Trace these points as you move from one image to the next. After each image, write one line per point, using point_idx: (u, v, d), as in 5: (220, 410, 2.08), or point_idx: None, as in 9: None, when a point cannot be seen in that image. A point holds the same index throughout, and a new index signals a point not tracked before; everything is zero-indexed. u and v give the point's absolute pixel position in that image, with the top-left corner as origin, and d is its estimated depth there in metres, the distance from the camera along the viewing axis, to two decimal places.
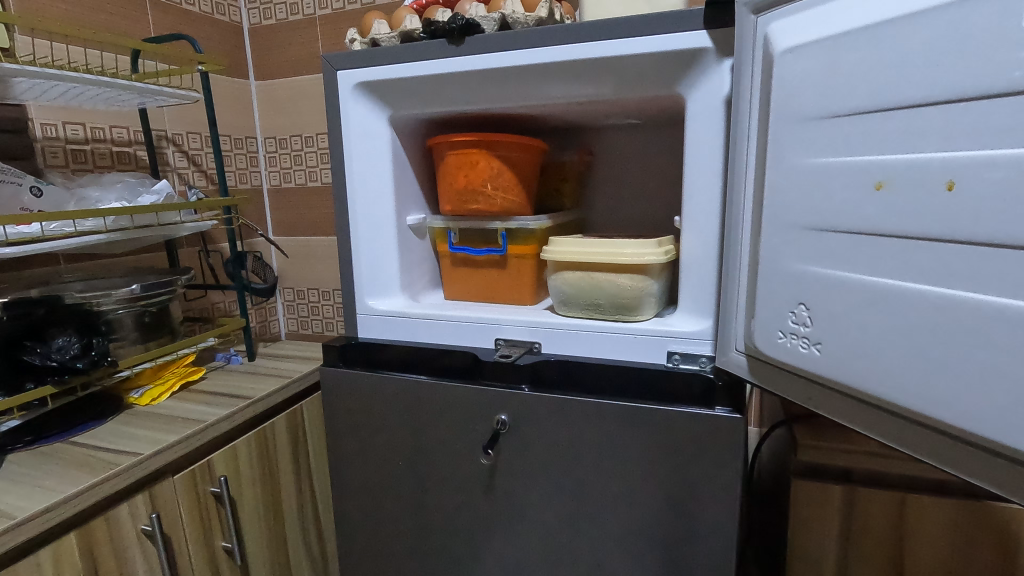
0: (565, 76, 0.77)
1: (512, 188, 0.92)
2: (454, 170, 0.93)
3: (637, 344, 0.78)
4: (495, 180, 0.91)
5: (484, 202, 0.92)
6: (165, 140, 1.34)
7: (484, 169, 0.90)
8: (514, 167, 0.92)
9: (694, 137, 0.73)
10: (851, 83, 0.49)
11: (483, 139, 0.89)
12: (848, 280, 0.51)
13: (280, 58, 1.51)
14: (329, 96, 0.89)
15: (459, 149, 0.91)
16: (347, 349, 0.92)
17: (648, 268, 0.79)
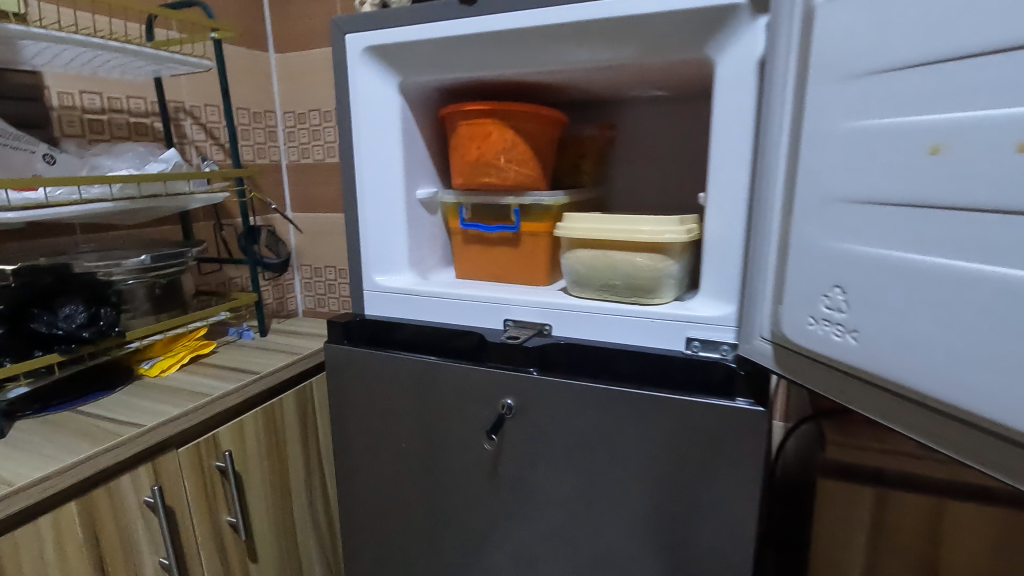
0: (585, 38, 0.71)
1: (526, 161, 0.87)
2: (466, 142, 0.88)
3: (654, 329, 0.73)
4: (508, 153, 0.86)
5: (497, 175, 0.87)
6: (183, 112, 1.33)
7: (497, 141, 0.86)
8: (529, 139, 0.87)
9: (722, 104, 0.67)
10: (905, 32, 0.43)
11: (496, 107, 0.84)
12: (893, 259, 0.45)
13: (299, 30, 1.48)
14: (337, 62, 0.85)
15: (471, 119, 0.86)
16: (352, 326, 0.89)
17: (668, 247, 0.73)
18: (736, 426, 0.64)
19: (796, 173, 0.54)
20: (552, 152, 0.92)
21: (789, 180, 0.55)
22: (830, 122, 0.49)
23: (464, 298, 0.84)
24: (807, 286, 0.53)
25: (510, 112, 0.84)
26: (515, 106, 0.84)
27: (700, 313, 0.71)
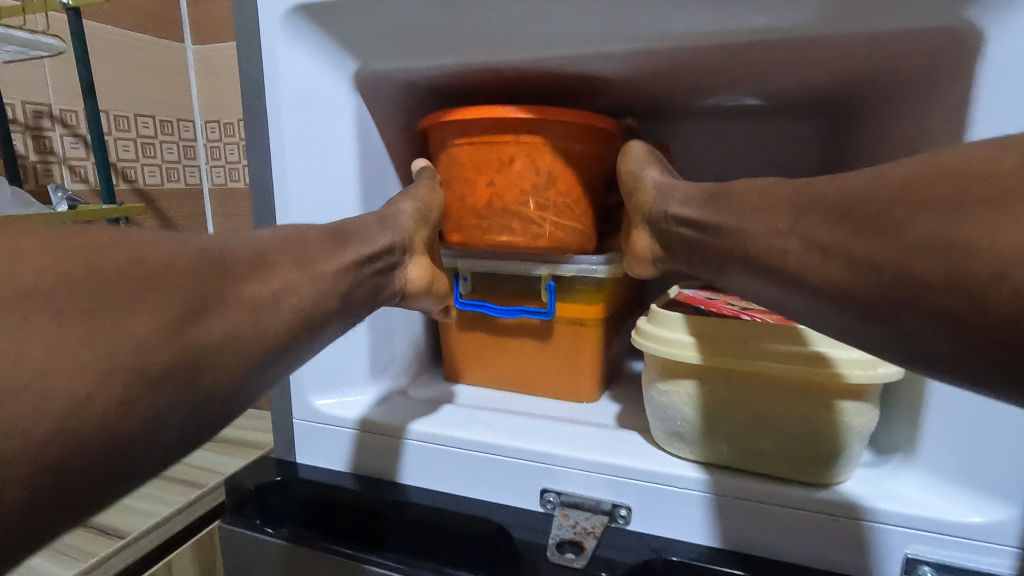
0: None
1: (572, 209, 0.52)
2: (468, 173, 0.52)
3: (846, 541, 0.39)
4: (543, 192, 0.51)
5: (524, 232, 0.52)
6: (48, 119, 0.94)
7: (525, 173, 0.50)
8: (575, 171, 0.52)
9: (999, 122, 0.35)
10: None
11: (525, 115, 0.49)
12: None
13: (224, 13, 1.09)
14: (246, 34, 0.48)
15: (478, 135, 0.51)
16: (269, 494, 0.51)
17: (863, 388, 0.40)
18: None
19: None
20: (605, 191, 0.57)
21: None
22: None
23: (471, 449, 0.48)
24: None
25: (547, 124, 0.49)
26: (555, 113, 0.49)
27: (944, 521, 0.38)
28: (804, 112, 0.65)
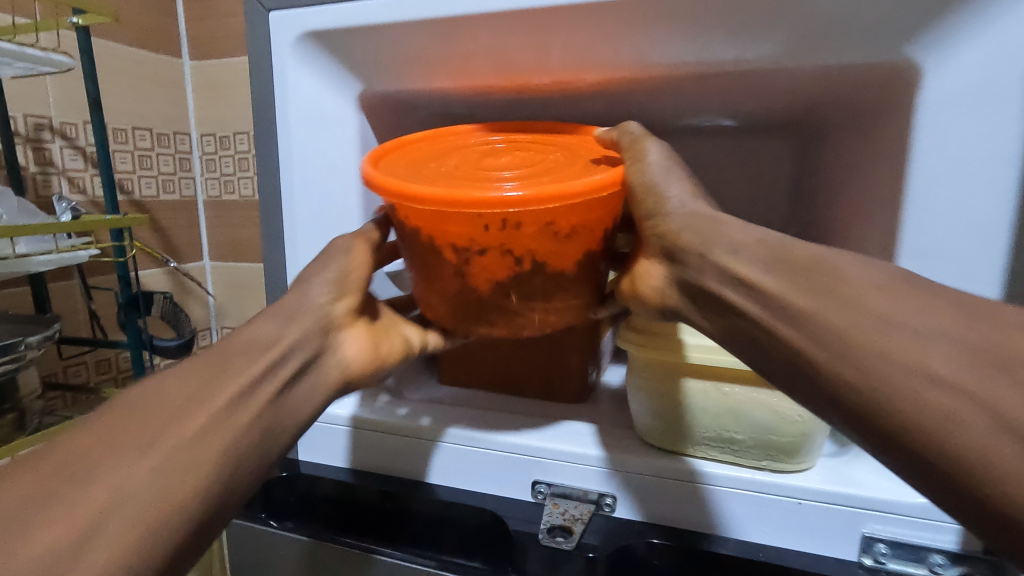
0: (692, 26, 0.42)
1: (566, 291, 0.44)
2: (429, 269, 0.44)
3: (806, 522, 0.43)
4: (525, 284, 0.42)
5: (508, 327, 0.45)
6: (48, 131, 0.96)
7: (500, 264, 0.42)
8: (564, 246, 0.42)
9: (935, 141, 0.39)
10: None
11: (489, 199, 0.38)
12: None
13: (222, 30, 1.13)
14: (257, 56, 0.52)
15: (434, 221, 0.41)
16: (273, 489, 0.54)
17: None
18: None
19: None
20: (611, 218, 0.44)
21: None
22: None
23: (466, 443, 0.52)
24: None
25: (520, 204, 0.38)
26: (526, 193, 0.38)
27: (891, 501, 0.41)
28: (774, 132, 0.70)
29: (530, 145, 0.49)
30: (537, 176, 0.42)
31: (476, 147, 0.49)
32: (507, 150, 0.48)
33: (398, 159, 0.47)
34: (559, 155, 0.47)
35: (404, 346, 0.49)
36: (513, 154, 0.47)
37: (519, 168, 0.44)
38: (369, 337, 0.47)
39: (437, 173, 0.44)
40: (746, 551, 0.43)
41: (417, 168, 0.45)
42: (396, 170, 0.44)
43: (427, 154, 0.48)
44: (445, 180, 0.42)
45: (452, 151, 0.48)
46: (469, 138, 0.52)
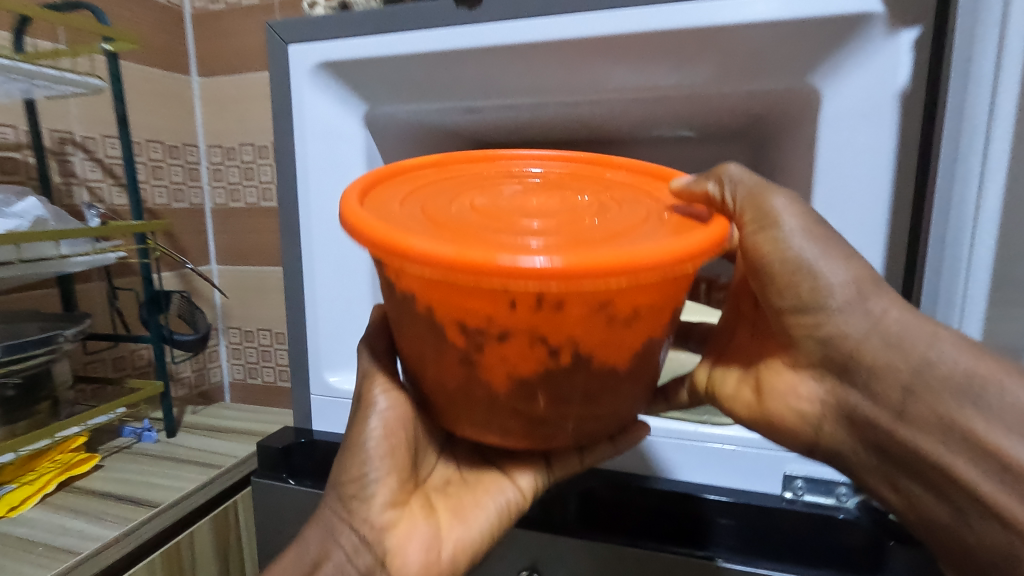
0: (634, 59, 0.51)
1: (611, 387, 0.39)
2: (434, 350, 0.39)
3: (738, 462, 0.53)
4: (557, 381, 0.37)
5: (530, 434, 0.39)
6: (71, 145, 1.04)
7: (530, 355, 0.36)
8: (615, 335, 0.36)
9: (833, 149, 0.47)
10: None
11: (525, 270, 0.30)
12: None
13: (227, 49, 1.22)
14: (276, 83, 0.61)
15: (446, 293, 0.34)
16: (293, 453, 0.63)
17: None
18: None
19: None
20: (675, 300, 0.38)
21: None
22: None
23: None
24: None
25: (566, 280, 0.30)
26: (579, 261, 0.30)
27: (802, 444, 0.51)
28: (726, 143, 0.79)
29: (566, 189, 0.44)
30: (584, 237, 0.35)
31: (502, 185, 0.44)
32: (537, 192, 0.43)
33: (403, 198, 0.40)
34: (608, 206, 0.41)
35: (460, 534, 0.48)
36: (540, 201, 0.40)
37: (558, 220, 0.37)
38: (421, 537, 0.47)
39: (453, 220, 0.37)
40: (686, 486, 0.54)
41: (425, 211, 0.38)
42: (393, 214, 0.37)
43: (438, 191, 0.42)
44: (459, 232, 0.35)
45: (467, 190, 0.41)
46: (491, 175, 0.47)
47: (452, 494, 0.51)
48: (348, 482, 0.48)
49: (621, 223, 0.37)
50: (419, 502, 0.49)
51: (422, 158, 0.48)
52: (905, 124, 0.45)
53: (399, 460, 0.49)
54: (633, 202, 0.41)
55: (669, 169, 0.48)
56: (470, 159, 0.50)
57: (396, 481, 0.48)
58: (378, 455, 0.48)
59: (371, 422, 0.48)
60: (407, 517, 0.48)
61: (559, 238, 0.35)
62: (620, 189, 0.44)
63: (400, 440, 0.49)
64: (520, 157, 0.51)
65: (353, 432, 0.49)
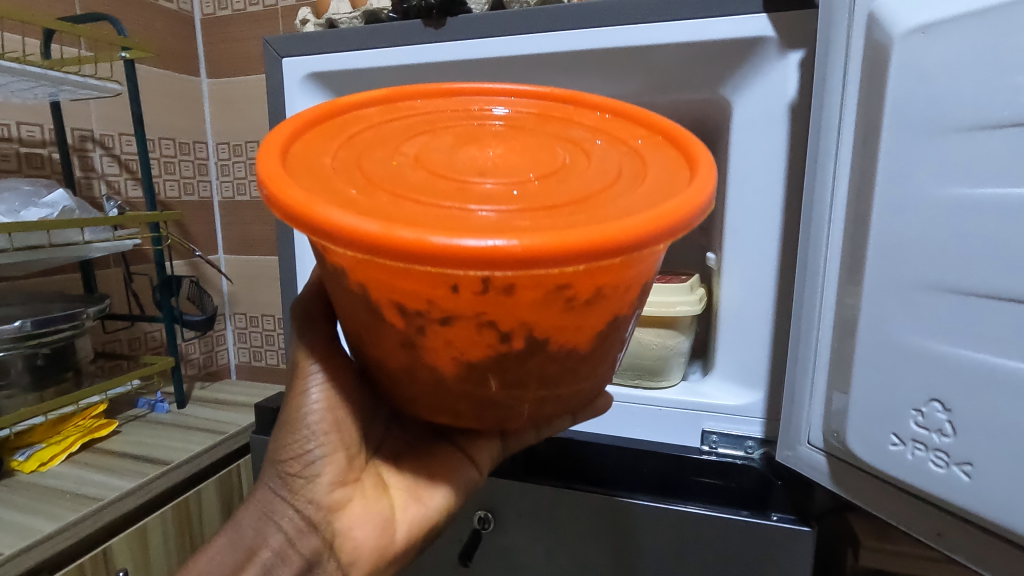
0: (576, 71, 0.60)
1: (572, 369, 0.34)
2: (373, 329, 0.34)
3: (665, 420, 0.63)
4: (509, 366, 0.33)
5: (482, 419, 0.35)
6: (91, 142, 1.14)
7: (476, 340, 0.31)
8: (575, 317, 0.31)
9: (741, 151, 0.56)
10: (997, 81, 0.33)
11: (466, 252, 0.26)
12: (986, 364, 0.35)
13: (234, 53, 1.30)
14: (272, 90, 0.70)
15: (378, 271, 0.30)
16: None
17: (677, 320, 0.63)
18: (768, 551, 0.52)
19: (857, 245, 0.43)
20: (646, 273, 0.33)
21: (851, 245, 0.43)
22: (914, 185, 0.38)
23: None
24: (869, 403, 0.42)
25: (516, 264, 0.27)
26: (532, 242, 0.26)
27: (720, 404, 0.60)
28: None
29: (529, 136, 0.38)
30: (541, 205, 0.30)
31: (452, 132, 0.38)
32: (494, 140, 0.37)
33: (337, 153, 0.36)
34: (576, 160, 0.36)
35: (415, 513, 0.47)
36: (497, 157, 0.35)
37: (511, 183, 0.33)
38: (372, 516, 0.45)
39: (390, 184, 0.32)
40: (621, 441, 0.63)
41: (358, 169, 0.34)
42: (320, 176, 0.33)
43: (377, 143, 0.37)
44: (394, 205, 0.30)
45: (416, 145, 0.37)
46: (443, 117, 0.41)
47: (405, 471, 0.49)
48: (289, 460, 0.45)
49: (587, 187, 0.32)
50: (370, 478, 0.48)
51: (366, 94, 0.42)
52: (797, 130, 0.53)
53: (344, 436, 0.46)
54: (604, 155, 0.36)
55: (648, 112, 0.40)
56: (425, 93, 0.44)
57: (342, 457, 0.46)
58: (319, 432, 0.45)
59: (310, 394, 0.45)
60: (357, 495, 0.46)
61: (509, 207, 0.30)
62: (593, 136, 0.39)
63: (344, 413, 0.46)
64: (477, 91, 0.44)
65: (290, 405, 0.46)
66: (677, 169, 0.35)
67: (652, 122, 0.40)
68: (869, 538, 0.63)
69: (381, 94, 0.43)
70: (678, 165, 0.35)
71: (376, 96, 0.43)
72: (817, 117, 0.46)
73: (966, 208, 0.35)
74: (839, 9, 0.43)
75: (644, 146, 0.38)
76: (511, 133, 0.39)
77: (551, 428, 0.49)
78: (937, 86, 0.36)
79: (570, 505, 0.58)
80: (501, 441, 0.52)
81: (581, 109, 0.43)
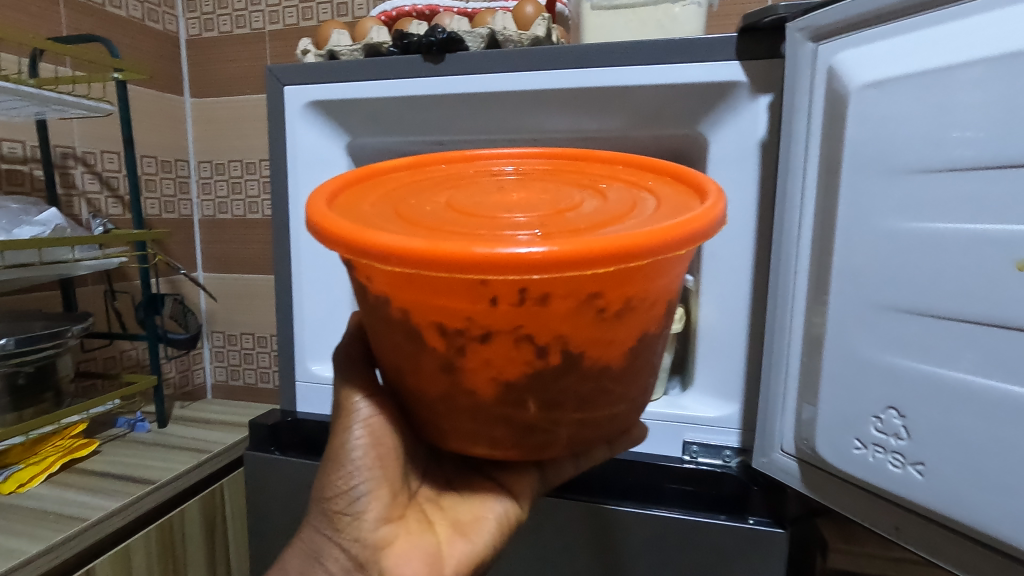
0: (566, 106, 0.64)
1: (606, 388, 0.36)
2: (413, 357, 0.37)
3: (649, 432, 0.67)
4: (546, 384, 0.35)
5: (522, 442, 0.37)
6: (73, 159, 1.13)
7: (514, 356, 0.34)
8: (606, 330, 0.34)
9: (718, 183, 0.61)
10: (936, 134, 0.39)
11: (505, 258, 0.29)
12: (935, 377, 0.40)
13: (220, 73, 1.32)
14: (272, 116, 0.72)
15: (420, 291, 0.33)
16: (281, 430, 0.74)
17: None
18: (746, 552, 0.56)
19: (823, 271, 0.48)
20: (668, 289, 0.36)
21: (817, 270, 0.49)
22: (872, 219, 0.43)
23: None
24: (836, 412, 0.47)
25: (548, 269, 0.29)
26: (564, 247, 0.29)
27: (700, 416, 0.65)
28: None
29: (550, 184, 0.42)
30: (568, 227, 0.34)
31: (479, 183, 0.42)
32: (517, 187, 0.41)
33: (373, 200, 0.39)
34: (593, 197, 0.39)
35: (462, 548, 0.48)
36: (522, 196, 0.39)
37: (538, 214, 0.36)
38: (419, 551, 0.47)
39: (427, 219, 0.36)
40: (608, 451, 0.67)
41: (395, 210, 0.38)
42: (362, 215, 0.36)
43: (410, 192, 0.41)
44: (434, 231, 0.33)
45: (447, 192, 0.40)
46: (467, 174, 0.45)
47: (448, 508, 0.52)
48: (334, 498, 0.47)
49: (608, 213, 0.36)
50: (413, 515, 0.50)
51: (394, 160, 0.47)
52: (764, 167, 0.59)
53: (387, 473, 0.48)
54: (619, 192, 0.40)
55: (654, 160, 0.45)
56: (448, 158, 0.48)
57: (385, 494, 0.48)
58: (363, 467, 0.47)
59: (353, 431, 0.48)
60: (401, 532, 0.48)
61: (538, 230, 0.33)
62: (608, 181, 0.43)
63: (386, 449, 0.49)
64: (497, 157, 0.49)
65: (335, 442, 0.49)
66: (686, 198, 0.38)
67: (660, 167, 0.44)
68: (835, 540, 0.68)
69: (408, 160, 0.47)
70: (687, 195, 0.39)
71: (403, 162, 0.47)
72: (786, 155, 0.51)
73: (915, 238, 0.41)
74: (804, 63, 0.49)
75: (656, 186, 0.42)
76: (532, 182, 0.42)
77: (588, 459, 0.55)
78: (888, 133, 0.42)
79: (562, 514, 0.61)
80: (540, 475, 0.54)
81: (594, 164, 0.47)
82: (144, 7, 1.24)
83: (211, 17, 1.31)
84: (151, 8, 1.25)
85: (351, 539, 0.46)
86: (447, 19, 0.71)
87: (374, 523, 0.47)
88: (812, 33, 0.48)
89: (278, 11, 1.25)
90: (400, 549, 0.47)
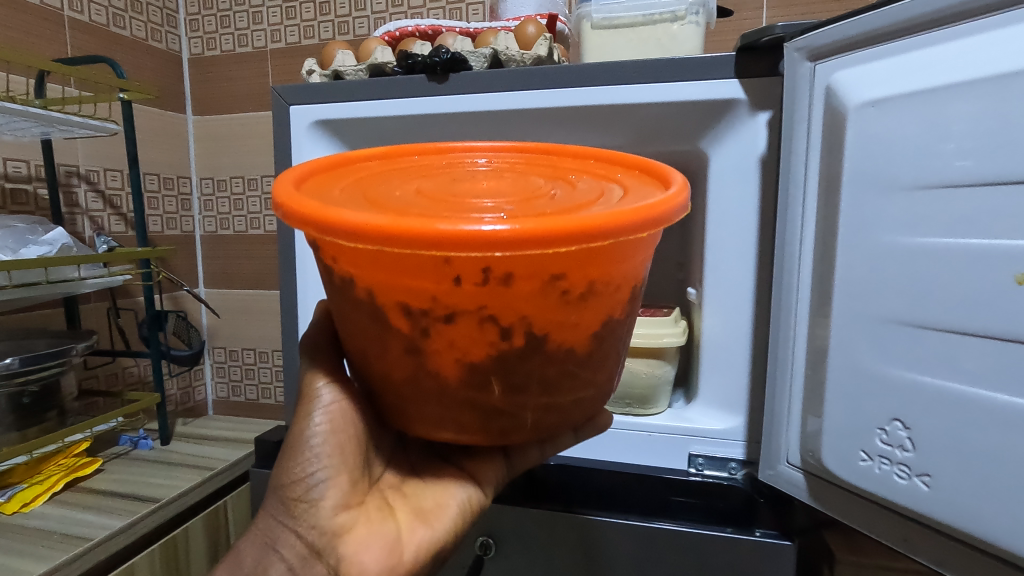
0: (568, 124, 0.66)
1: (571, 373, 0.37)
2: (378, 340, 0.37)
3: (653, 445, 0.67)
4: (510, 366, 0.35)
5: (486, 427, 0.38)
6: (77, 178, 1.14)
7: (479, 338, 0.34)
8: (571, 312, 0.34)
9: (718, 197, 0.63)
10: (933, 149, 0.40)
11: (469, 234, 0.30)
12: (939, 389, 0.40)
13: (222, 91, 1.33)
14: (277, 134, 0.73)
15: (385, 271, 0.33)
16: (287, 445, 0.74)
17: (663, 351, 0.69)
18: (753, 563, 0.56)
19: (826, 284, 0.48)
20: (635, 275, 0.37)
21: (819, 283, 0.49)
22: (873, 234, 0.44)
23: None
24: (840, 424, 0.47)
25: (512, 245, 0.30)
26: (528, 226, 0.30)
27: (706, 428, 0.65)
28: None
29: (520, 175, 0.42)
30: (534, 209, 0.34)
31: (449, 174, 0.43)
32: (487, 177, 0.41)
33: (343, 186, 0.40)
34: (562, 187, 0.40)
35: (422, 535, 0.49)
36: (491, 184, 0.39)
37: (506, 198, 0.36)
38: (378, 538, 0.47)
39: (395, 203, 0.36)
40: (613, 464, 0.67)
41: (363, 194, 0.38)
42: (330, 198, 0.36)
43: (382, 180, 0.41)
44: (400, 211, 0.34)
45: (418, 180, 0.41)
46: (440, 166, 0.45)
47: (411, 495, 0.52)
48: (292, 485, 0.47)
49: (577, 199, 0.36)
50: (373, 502, 0.50)
51: (370, 150, 0.47)
52: (764, 182, 0.60)
53: (346, 460, 0.48)
54: (588, 183, 0.41)
55: (622, 154, 0.45)
56: (422, 151, 0.48)
57: (345, 481, 0.48)
58: (323, 454, 0.48)
59: (315, 418, 0.48)
60: (361, 519, 0.48)
61: (504, 211, 0.34)
62: (580, 173, 0.43)
63: (347, 437, 0.49)
64: (471, 150, 0.49)
65: (295, 429, 0.49)
66: (654, 187, 0.39)
67: (627, 161, 0.44)
68: (841, 551, 0.68)
69: (382, 151, 0.47)
70: (656, 185, 0.39)
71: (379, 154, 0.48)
72: (787, 170, 0.52)
73: (916, 253, 0.41)
74: (803, 83, 0.50)
75: (627, 177, 0.42)
76: (503, 173, 0.43)
77: (555, 445, 0.55)
78: (886, 150, 0.43)
79: (567, 528, 0.60)
80: (506, 462, 0.55)
81: (566, 158, 0.48)
82: (147, 26, 1.25)
83: (213, 36, 1.32)
84: (153, 27, 1.27)
85: (306, 525, 0.46)
86: (451, 39, 0.73)
87: (331, 509, 0.47)
88: (809, 53, 0.49)
89: (279, 30, 1.26)
90: (358, 534, 0.47)
